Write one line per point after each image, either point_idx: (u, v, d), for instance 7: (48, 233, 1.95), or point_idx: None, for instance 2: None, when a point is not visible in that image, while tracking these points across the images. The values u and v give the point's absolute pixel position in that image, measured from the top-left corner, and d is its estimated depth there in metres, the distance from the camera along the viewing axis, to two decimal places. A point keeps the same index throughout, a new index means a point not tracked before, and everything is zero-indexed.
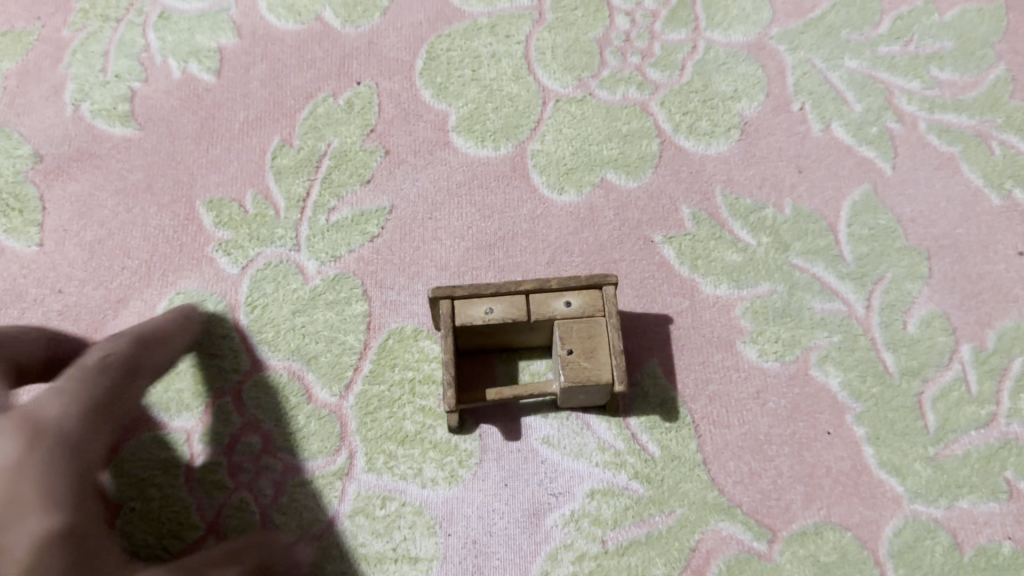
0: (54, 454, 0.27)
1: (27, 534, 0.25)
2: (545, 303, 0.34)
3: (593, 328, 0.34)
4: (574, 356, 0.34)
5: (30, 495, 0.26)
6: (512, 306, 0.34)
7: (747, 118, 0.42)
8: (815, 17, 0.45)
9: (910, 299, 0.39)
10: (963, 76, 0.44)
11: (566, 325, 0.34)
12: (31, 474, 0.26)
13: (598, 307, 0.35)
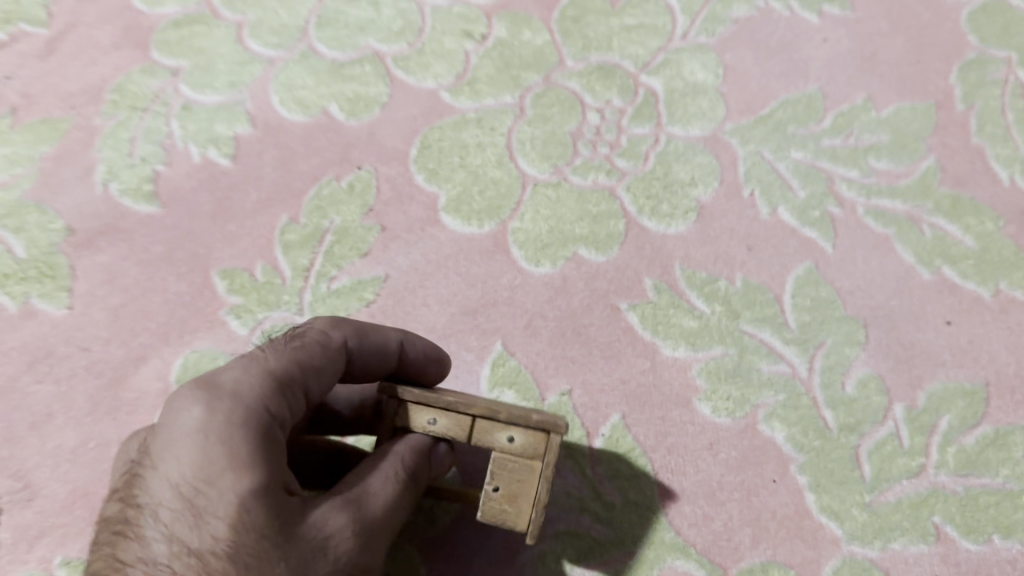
0: (234, 415, 0.30)
1: (225, 495, 0.29)
2: (488, 432, 0.34)
3: (527, 473, 0.33)
4: (497, 496, 0.33)
5: (220, 457, 0.29)
6: (456, 423, 0.34)
7: (703, 203, 0.48)
8: (765, 114, 0.51)
9: (848, 362, 0.43)
10: (898, 166, 0.49)
11: (499, 460, 0.33)
12: (221, 440, 0.29)
13: (542, 450, 0.33)
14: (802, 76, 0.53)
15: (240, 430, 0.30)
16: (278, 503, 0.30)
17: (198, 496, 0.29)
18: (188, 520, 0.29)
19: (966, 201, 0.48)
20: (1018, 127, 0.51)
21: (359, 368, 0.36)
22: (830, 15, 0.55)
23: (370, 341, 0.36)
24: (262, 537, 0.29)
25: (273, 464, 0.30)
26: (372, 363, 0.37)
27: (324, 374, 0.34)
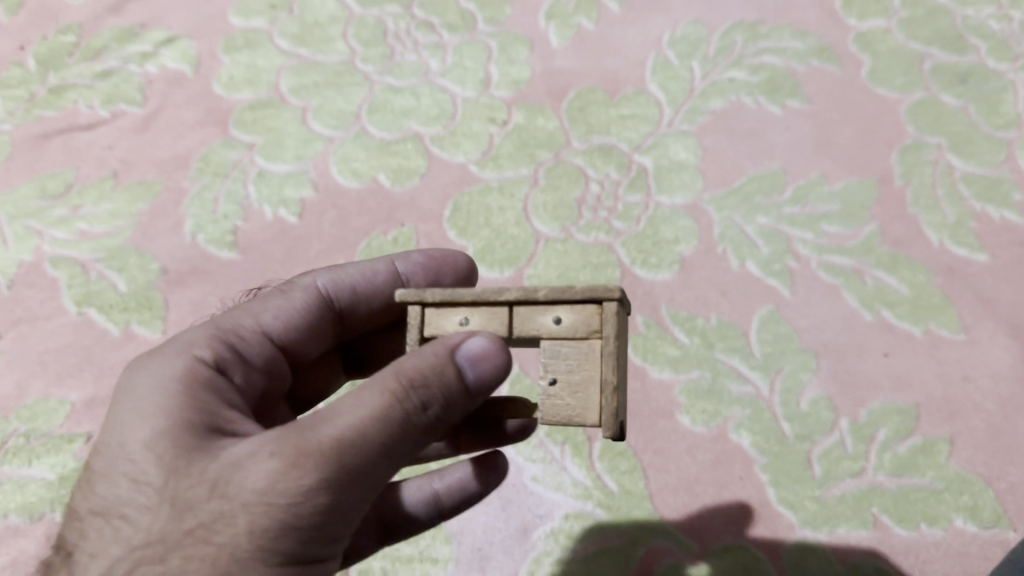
0: (141, 377, 0.37)
1: (122, 441, 0.35)
2: (534, 313, 0.37)
3: (585, 349, 0.36)
4: (559, 385, 0.36)
5: (123, 410, 0.36)
6: (492, 317, 0.37)
7: (685, 257, 0.59)
8: (736, 186, 0.62)
9: (803, 385, 0.53)
10: (846, 229, 0.60)
11: (553, 345, 0.36)
12: (126, 398, 0.36)
13: (596, 325, 0.36)
14: (768, 157, 0.64)
15: (149, 385, 0.36)
16: (175, 444, 0.33)
17: (107, 451, 0.35)
18: (99, 473, 0.35)
19: (903, 258, 0.58)
20: (946, 200, 0.62)
21: (358, 304, 0.48)
22: (791, 108, 0.67)
23: (350, 280, 0.48)
24: (150, 474, 0.33)
25: (167, 411, 0.35)
26: (354, 302, 0.48)
27: (302, 307, 0.46)
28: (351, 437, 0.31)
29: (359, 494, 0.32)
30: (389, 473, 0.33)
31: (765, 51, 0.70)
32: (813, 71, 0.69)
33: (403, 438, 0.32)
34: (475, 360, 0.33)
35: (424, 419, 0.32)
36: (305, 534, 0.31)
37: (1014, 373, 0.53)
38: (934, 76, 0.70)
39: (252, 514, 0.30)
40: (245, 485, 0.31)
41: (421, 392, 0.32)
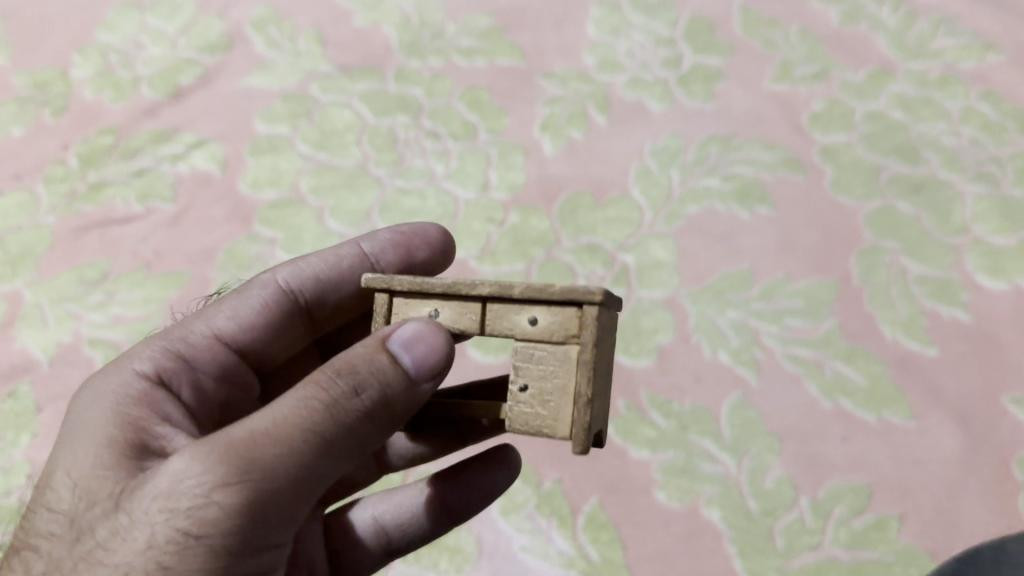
0: (92, 409, 0.46)
1: (65, 466, 0.42)
2: (509, 306, 0.44)
3: (563, 351, 0.43)
4: (532, 389, 0.43)
5: (70, 441, 0.44)
6: (462, 310, 0.45)
7: (663, 347, 0.68)
8: (710, 283, 0.71)
9: (768, 465, 0.61)
10: (808, 323, 0.67)
11: (529, 342, 0.44)
12: (73, 434, 0.44)
13: (574, 328, 0.43)
14: (739, 258, 0.72)
15: (99, 411, 0.45)
16: (107, 468, 0.41)
17: (52, 477, 0.43)
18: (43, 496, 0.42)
19: (860, 351, 0.65)
20: (901, 300, 0.68)
21: (327, 290, 0.60)
22: (759, 214, 0.75)
23: (315, 268, 0.59)
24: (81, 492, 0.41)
25: (102, 443, 0.43)
26: (316, 290, 0.59)
27: (269, 298, 0.58)
28: (268, 432, 0.37)
29: (280, 490, 0.37)
30: (313, 471, 0.38)
31: (734, 162, 0.79)
32: (779, 181, 0.77)
33: (335, 436, 0.38)
34: (413, 344, 0.40)
35: (353, 406, 0.39)
36: (223, 531, 0.37)
37: (959, 458, 0.60)
38: (890, 187, 0.78)
39: (165, 513, 0.37)
40: (162, 488, 0.38)
41: (349, 379, 0.39)
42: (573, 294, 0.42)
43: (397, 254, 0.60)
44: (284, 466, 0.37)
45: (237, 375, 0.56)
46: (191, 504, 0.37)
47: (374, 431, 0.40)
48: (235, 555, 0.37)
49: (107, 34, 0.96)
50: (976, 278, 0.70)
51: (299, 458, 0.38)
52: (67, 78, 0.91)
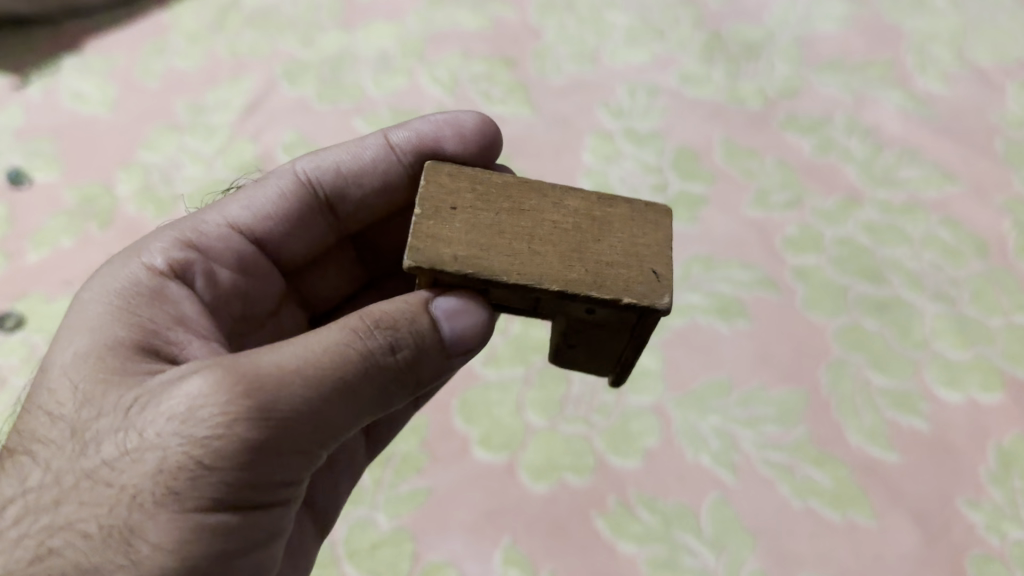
0: (110, 307, 0.59)
1: (84, 367, 0.56)
2: (574, 300, 0.53)
3: (617, 325, 0.57)
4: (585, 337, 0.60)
5: (83, 346, 0.57)
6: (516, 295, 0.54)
7: (650, 448, 0.79)
8: (692, 390, 0.83)
9: (743, 561, 0.73)
10: (783, 429, 0.79)
11: (584, 317, 0.56)
12: (87, 337, 0.57)
13: (627, 316, 0.55)
14: (718, 368, 0.84)
15: (111, 319, 0.58)
16: (122, 381, 0.54)
17: (73, 376, 0.56)
18: (61, 396, 0.56)
19: (828, 456, 0.78)
20: (865, 409, 0.81)
21: (347, 185, 0.74)
22: (739, 328, 0.87)
23: (335, 161, 0.74)
24: (101, 397, 0.54)
25: (114, 357, 0.56)
26: (338, 189, 0.74)
27: (293, 187, 0.73)
28: (285, 374, 0.50)
29: (284, 433, 0.50)
30: (326, 415, 0.51)
31: (716, 279, 0.92)
32: (757, 299, 0.90)
33: (355, 385, 0.51)
34: (457, 312, 0.53)
35: (385, 360, 0.52)
36: (224, 460, 0.49)
37: (915, 554, 0.73)
38: (857, 305, 0.89)
39: (179, 437, 0.49)
40: (181, 411, 0.50)
41: (386, 335, 0.52)
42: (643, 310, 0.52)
43: (420, 150, 0.73)
44: (304, 406, 0.50)
45: (254, 260, 0.71)
46: (207, 433, 0.49)
47: (394, 387, 0.53)
48: (238, 484, 0.50)
49: (151, 155, 1.12)
50: (935, 390, 0.82)
51: (314, 404, 0.50)
52: (112, 193, 1.07)
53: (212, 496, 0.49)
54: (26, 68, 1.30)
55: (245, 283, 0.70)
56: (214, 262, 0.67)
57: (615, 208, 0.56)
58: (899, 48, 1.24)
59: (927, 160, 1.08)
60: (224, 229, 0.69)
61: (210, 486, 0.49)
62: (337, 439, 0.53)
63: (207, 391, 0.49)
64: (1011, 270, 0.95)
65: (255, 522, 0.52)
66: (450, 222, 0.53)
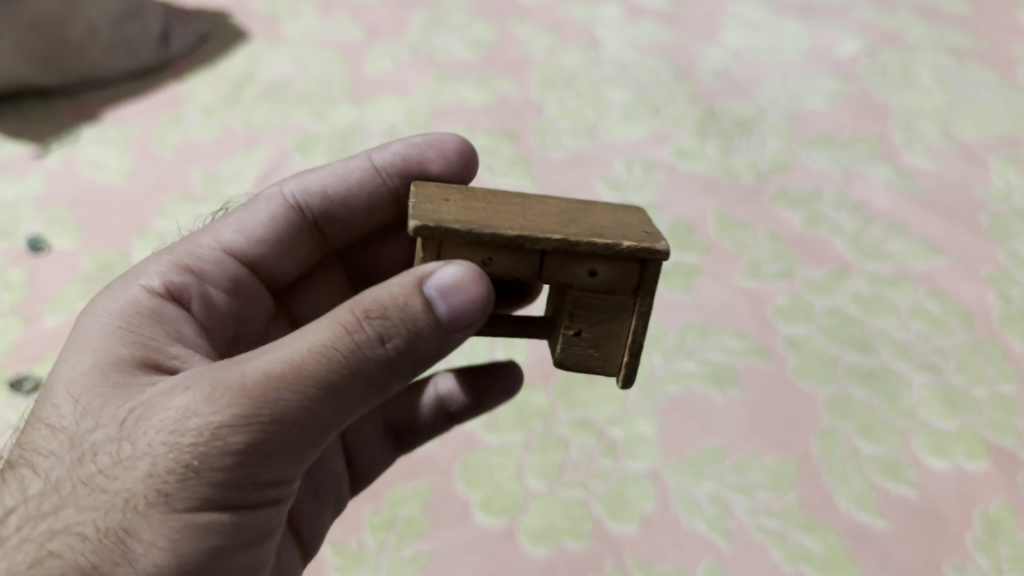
0: (110, 330, 0.65)
1: (84, 385, 0.60)
2: (576, 253, 0.57)
3: (618, 301, 0.60)
4: (582, 336, 0.62)
5: (85, 367, 0.61)
6: (516, 262, 0.58)
7: (647, 514, 0.82)
8: (687, 456, 0.86)
9: None
10: (775, 497, 0.82)
11: (585, 290, 0.60)
12: (89, 358, 0.62)
13: (630, 279, 0.59)
14: (713, 435, 0.88)
15: (113, 342, 0.63)
16: (118, 396, 0.58)
17: (75, 393, 0.60)
18: (63, 412, 0.60)
19: (818, 521, 0.80)
20: (855, 476, 0.84)
21: (334, 208, 0.83)
22: (731, 396, 0.91)
23: (321, 184, 0.82)
24: (98, 412, 0.58)
25: (113, 374, 0.60)
26: (325, 209, 0.83)
27: (280, 211, 0.81)
28: (270, 380, 0.52)
29: (271, 435, 0.52)
30: (314, 411, 0.53)
31: (710, 347, 0.96)
32: (749, 366, 0.94)
33: (343, 378, 0.53)
34: (449, 287, 0.54)
35: (376, 352, 0.53)
36: (211, 465, 0.52)
37: None
38: (846, 374, 0.93)
39: (169, 443, 0.52)
40: (171, 422, 0.53)
41: (377, 326, 0.53)
42: (647, 252, 0.57)
43: (402, 166, 0.82)
44: (290, 408, 0.52)
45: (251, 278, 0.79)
46: (195, 440, 0.52)
47: (385, 376, 0.55)
48: (227, 486, 0.53)
49: (167, 224, 1.17)
50: (922, 457, 0.86)
51: (302, 401, 0.53)
52: (128, 260, 1.12)
53: (201, 498, 0.52)
54: (47, 138, 1.36)
55: (235, 304, 0.77)
56: (209, 285, 0.75)
57: (595, 206, 0.65)
58: (886, 124, 1.30)
59: (913, 233, 1.12)
60: (217, 253, 0.77)
61: (201, 485, 0.52)
62: (326, 437, 0.56)
63: (194, 403, 0.53)
64: (997, 340, 0.98)
65: (246, 518, 0.55)
66: (445, 206, 0.60)
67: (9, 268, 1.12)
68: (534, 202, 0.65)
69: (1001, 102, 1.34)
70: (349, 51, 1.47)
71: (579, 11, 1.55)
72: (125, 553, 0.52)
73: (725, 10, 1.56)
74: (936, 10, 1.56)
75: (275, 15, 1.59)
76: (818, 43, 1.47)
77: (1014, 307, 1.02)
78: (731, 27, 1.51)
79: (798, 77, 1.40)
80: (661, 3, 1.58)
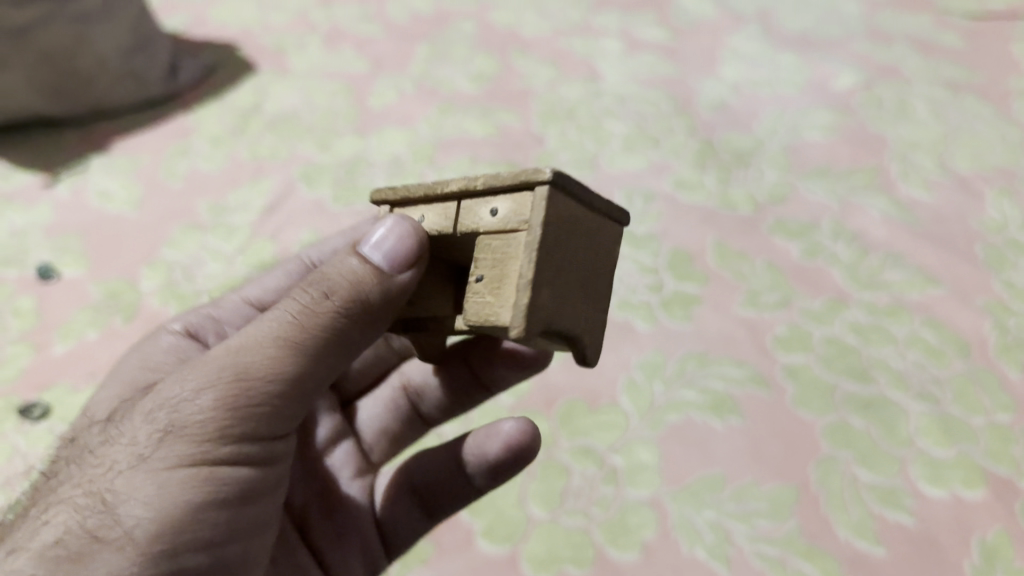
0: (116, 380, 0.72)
1: (96, 425, 0.70)
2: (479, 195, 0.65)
3: (512, 237, 0.62)
4: (483, 281, 0.63)
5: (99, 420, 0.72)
6: (440, 218, 0.69)
7: (648, 541, 0.84)
8: (687, 484, 0.88)
9: None
10: (774, 525, 0.84)
11: (484, 230, 0.64)
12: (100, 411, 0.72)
13: (521, 213, 0.62)
14: (713, 464, 0.90)
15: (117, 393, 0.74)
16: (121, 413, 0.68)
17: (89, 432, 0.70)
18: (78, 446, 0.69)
19: (816, 549, 0.83)
20: (853, 504, 0.86)
21: None
22: (731, 424, 0.93)
23: None
24: (104, 428, 0.67)
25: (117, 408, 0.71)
26: None
27: None
28: (240, 348, 0.62)
29: (245, 383, 0.61)
30: (287, 360, 0.62)
31: (710, 376, 0.98)
32: (748, 396, 0.96)
33: (305, 333, 0.63)
34: (388, 245, 0.64)
35: (328, 305, 0.63)
36: (199, 418, 0.61)
37: None
38: (845, 404, 0.95)
39: (160, 413, 0.61)
40: (160, 400, 0.62)
41: (328, 289, 0.63)
42: (524, 177, 0.61)
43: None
44: (258, 362, 0.62)
45: None
46: (184, 405, 0.61)
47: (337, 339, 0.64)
48: (218, 438, 0.61)
49: (174, 253, 1.18)
50: (920, 485, 0.87)
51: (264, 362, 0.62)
52: (136, 288, 1.14)
53: (196, 450, 0.60)
54: (56, 168, 1.38)
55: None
56: None
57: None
58: (882, 156, 1.32)
59: (910, 264, 1.14)
60: None
61: (181, 442, 0.60)
62: (299, 396, 0.65)
63: (177, 381, 0.63)
64: (993, 370, 0.99)
65: (229, 475, 0.63)
66: None
67: (20, 297, 1.15)
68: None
69: (995, 135, 1.36)
70: (354, 83, 1.49)
71: (580, 45, 1.58)
72: (114, 508, 0.59)
73: (723, 44, 1.59)
74: (931, 44, 1.59)
75: (281, 46, 1.62)
76: (814, 77, 1.49)
77: (1009, 337, 1.04)
78: (728, 61, 1.54)
79: (795, 109, 1.43)
80: (660, 37, 1.61)
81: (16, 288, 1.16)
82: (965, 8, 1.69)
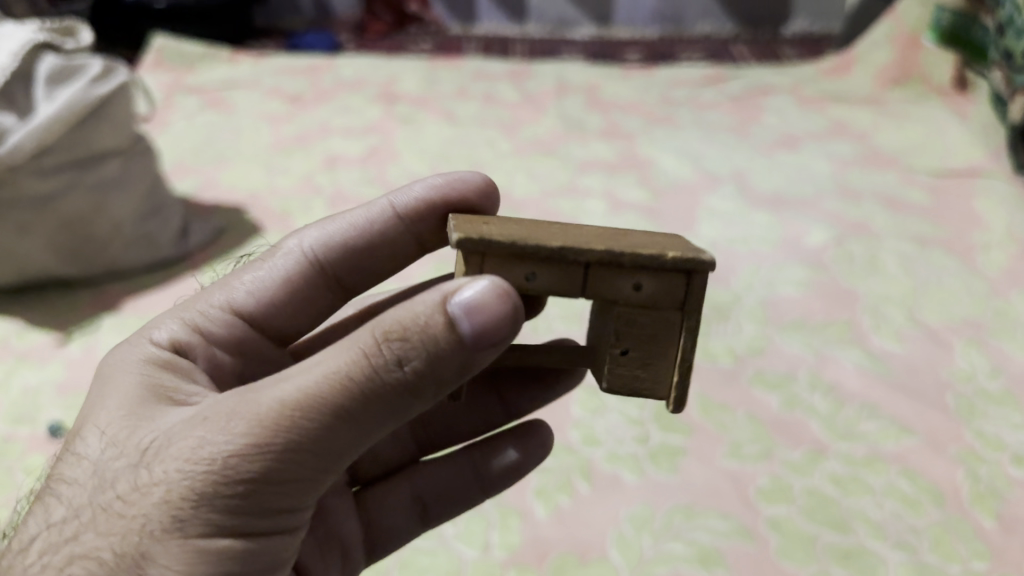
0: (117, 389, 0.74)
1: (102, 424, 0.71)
2: (620, 267, 0.68)
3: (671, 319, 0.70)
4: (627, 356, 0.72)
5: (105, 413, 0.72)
6: (562, 280, 0.68)
7: None
8: None
9: None
10: None
11: (637, 302, 0.69)
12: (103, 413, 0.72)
13: (681, 294, 0.70)
14: None
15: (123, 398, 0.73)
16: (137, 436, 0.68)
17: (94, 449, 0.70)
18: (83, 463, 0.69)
19: None
20: None
21: (350, 259, 0.91)
22: None
23: (336, 237, 0.90)
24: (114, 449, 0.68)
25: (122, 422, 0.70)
26: (343, 264, 0.91)
27: (297, 263, 0.90)
28: (284, 412, 0.61)
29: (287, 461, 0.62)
30: (333, 434, 0.62)
31: (696, 529, 1.02)
32: (733, 548, 1.00)
33: (360, 398, 0.62)
34: (475, 307, 0.61)
35: (393, 372, 0.62)
36: (234, 483, 0.61)
37: None
38: (825, 554, 0.99)
39: (189, 477, 0.62)
40: (187, 457, 0.62)
41: (393, 350, 0.62)
42: (690, 259, 0.67)
43: (423, 208, 0.89)
44: (304, 437, 0.62)
45: (254, 344, 0.88)
46: (213, 468, 0.61)
47: (386, 408, 0.63)
48: (251, 501, 0.62)
49: None
50: None
51: (302, 437, 0.61)
52: None
53: (227, 516, 0.62)
54: (68, 327, 1.45)
55: (242, 362, 0.87)
56: (214, 346, 0.85)
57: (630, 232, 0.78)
58: (854, 309, 1.40)
59: (884, 414, 1.19)
60: (225, 314, 0.87)
61: (211, 510, 0.61)
62: (342, 461, 0.65)
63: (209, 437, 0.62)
64: (968, 519, 1.04)
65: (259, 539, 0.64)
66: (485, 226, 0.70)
67: (30, 455, 1.19)
68: (571, 226, 0.76)
69: (961, 287, 1.46)
70: None
71: (567, 206, 1.70)
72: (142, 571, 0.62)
73: (700, 203, 1.71)
74: (898, 201, 1.71)
75: (286, 208, 1.73)
76: (788, 234, 1.60)
77: (982, 485, 1.08)
78: (705, 220, 1.66)
79: (770, 265, 1.52)
80: (642, 198, 1.73)
81: (26, 446, 1.21)
82: (929, 166, 1.83)
